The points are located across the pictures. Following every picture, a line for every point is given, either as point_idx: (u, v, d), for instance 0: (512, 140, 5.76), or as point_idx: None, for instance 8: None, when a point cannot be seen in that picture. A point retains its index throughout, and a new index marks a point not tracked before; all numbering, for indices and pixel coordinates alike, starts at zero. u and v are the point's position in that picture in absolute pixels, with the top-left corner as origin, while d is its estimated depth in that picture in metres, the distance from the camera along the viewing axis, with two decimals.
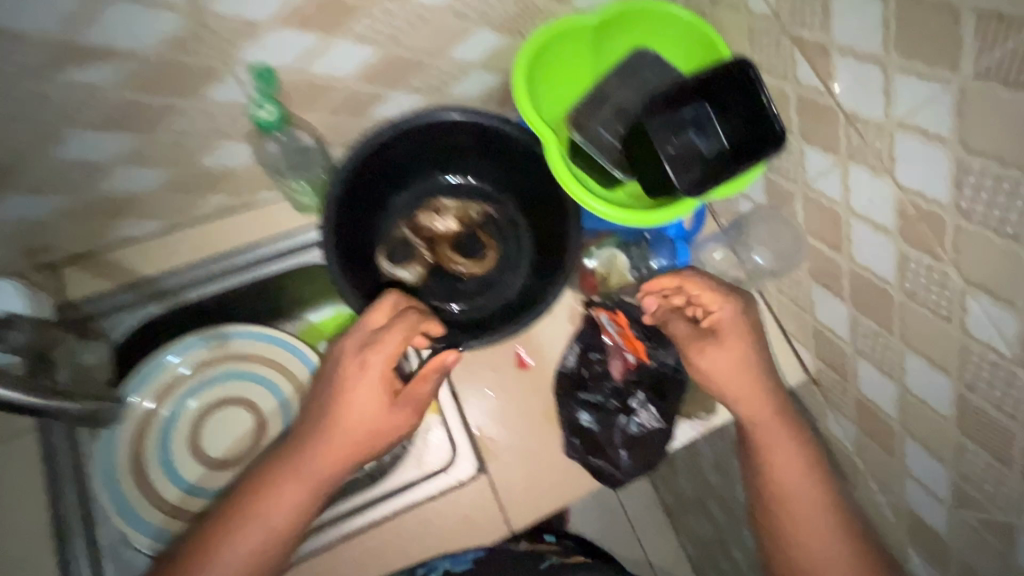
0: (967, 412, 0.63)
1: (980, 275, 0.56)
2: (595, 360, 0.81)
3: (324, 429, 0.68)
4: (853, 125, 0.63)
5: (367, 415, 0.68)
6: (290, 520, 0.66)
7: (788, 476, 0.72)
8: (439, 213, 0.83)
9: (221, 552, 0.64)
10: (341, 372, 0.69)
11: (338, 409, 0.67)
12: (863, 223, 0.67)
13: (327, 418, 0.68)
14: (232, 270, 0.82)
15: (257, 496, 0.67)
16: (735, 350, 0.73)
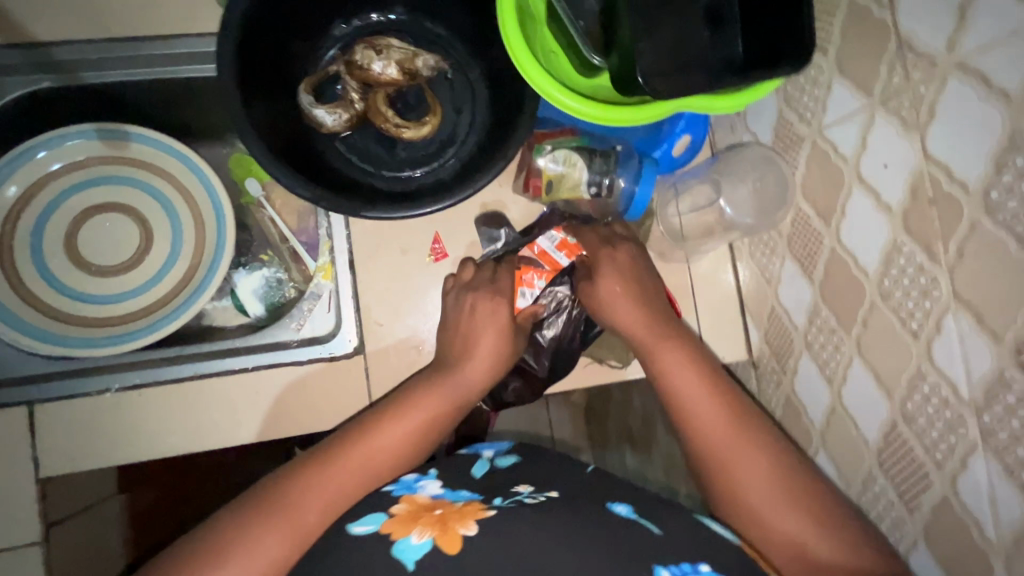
0: (892, 443, 0.53)
1: (973, 291, 0.43)
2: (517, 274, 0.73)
3: (426, 393, 0.65)
4: (900, 57, 0.46)
5: (487, 363, 0.67)
6: (370, 471, 0.60)
7: (743, 454, 0.59)
8: (381, 53, 0.67)
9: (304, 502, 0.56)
10: (452, 326, 0.68)
11: (455, 360, 0.67)
12: (864, 194, 0.52)
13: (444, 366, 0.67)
14: (108, 62, 0.69)
15: (330, 445, 0.61)
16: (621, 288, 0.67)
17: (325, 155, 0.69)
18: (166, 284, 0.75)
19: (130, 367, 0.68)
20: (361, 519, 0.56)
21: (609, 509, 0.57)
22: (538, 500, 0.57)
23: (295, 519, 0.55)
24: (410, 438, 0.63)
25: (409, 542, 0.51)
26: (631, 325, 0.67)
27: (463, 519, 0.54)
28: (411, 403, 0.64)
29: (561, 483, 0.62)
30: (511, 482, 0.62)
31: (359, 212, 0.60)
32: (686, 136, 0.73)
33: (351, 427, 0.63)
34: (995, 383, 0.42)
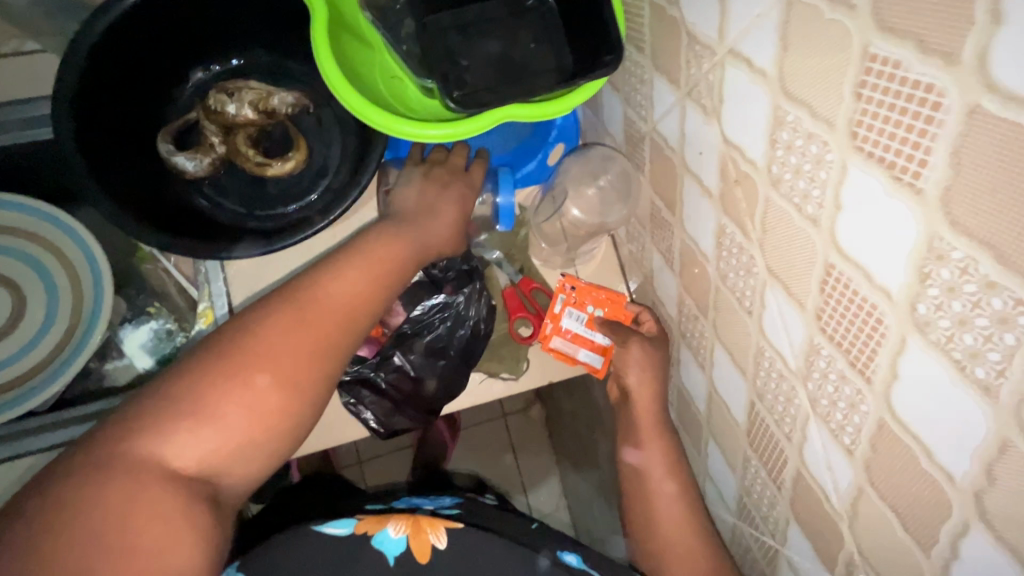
0: (754, 423, 0.54)
1: (779, 264, 0.44)
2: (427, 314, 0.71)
3: (355, 270, 0.57)
4: (692, 48, 0.48)
5: (389, 275, 0.59)
6: (312, 342, 0.51)
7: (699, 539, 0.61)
8: (233, 96, 0.68)
9: (221, 401, 0.46)
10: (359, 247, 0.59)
11: (355, 268, 0.57)
12: (692, 182, 0.54)
13: (348, 264, 0.57)
14: None
15: (243, 331, 0.50)
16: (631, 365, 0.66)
17: (192, 199, 0.70)
18: (40, 351, 0.72)
19: (2, 439, 0.67)
20: (330, 521, 0.56)
21: (560, 559, 0.56)
22: (489, 535, 0.58)
23: (221, 412, 0.46)
24: (372, 280, 0.57)
25: (386, 534, 0.55)
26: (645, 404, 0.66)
27: (436, 524, 0.56)
28: (364, 252, 0.59)
29: (503, 525, 0.61)
30: (452, 520, 0.62)
31: (214, 253, 0.62)
32: (558, 144, 0.75)
33: (264, 308, 0.52)
34: (808, 352, 0.43)
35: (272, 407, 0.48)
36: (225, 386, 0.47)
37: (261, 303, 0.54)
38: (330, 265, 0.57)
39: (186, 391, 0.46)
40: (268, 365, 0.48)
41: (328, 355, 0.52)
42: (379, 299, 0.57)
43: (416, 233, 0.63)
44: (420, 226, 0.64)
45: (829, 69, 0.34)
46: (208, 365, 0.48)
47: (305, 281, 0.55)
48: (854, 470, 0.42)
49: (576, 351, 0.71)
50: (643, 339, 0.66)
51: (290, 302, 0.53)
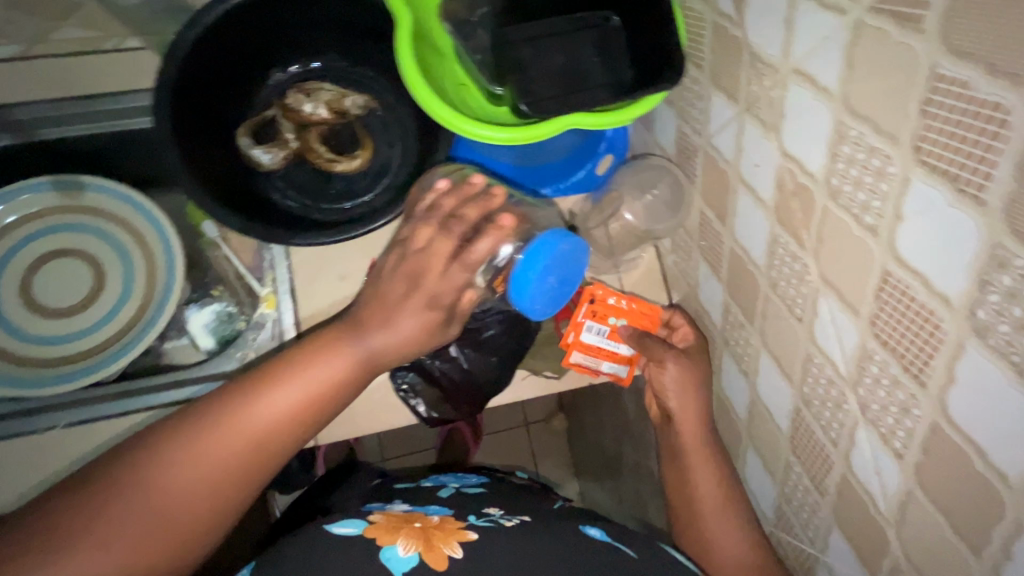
0: (799, 429, 0.55)
1: (835, 272, 0.46)
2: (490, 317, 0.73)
3: (280, 386, 0.54)
4: (754, 66, 0.51)
5: (329, 384, 0.55)
6: (217, 478, 0.50)
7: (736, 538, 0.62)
8: (310, 96, 0.74)
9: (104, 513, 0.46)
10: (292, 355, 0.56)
11: (279, 380, 0.54)
12: (746, 194, 0.56)
13: (272, 374, 0.54)
14: (65, 119, 0.75)
15: (162, 435, 0.51)
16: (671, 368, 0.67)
17: (266, 190, 0.75)
18: (117, 323, 0.78)
19: (76, 405, 0.70)
20: (341, 522, 0.59)
21: (583, 532, 0.61)
22: (512, 522, 0.62)
23: (105, 536, 0.45)
24: (302, 404, 0.54)
25: (395, 552, 0.53)
26: (687, 416, 0.67)
27: (447, 539, 0.56)
28: (296, 373, 0.54)
29: (526, 510, 0.67)
30: (478, 505, 0.67)
31: (290, 239, 0.66)
32: (608, 155, 0.78)
33: (183, 419, 0.52)
34: (861, 357, 0.45)
35: (165, 531, 0.48)
36: (134, 483, 0.48)
37: (185, 412, 0.53)
38: (253, 384, 0.54)
39: (83, 495, 0.47)
40: (178, 467, 0.49)
41: (230, 499, 0.51)
42: (288, 436, 0.54)
43: (343, 351, 0.56)
44: (350, 343, 0.57)
45: (897, 88, 0.37)
46: (110, 472, 0.48)
47: (231, 392, 0.53)
48: (903, 474, 0.43)
49: (599, 363, 0.72)
50: (678, 354, 0.68)
51: (205, 423, 0.51)
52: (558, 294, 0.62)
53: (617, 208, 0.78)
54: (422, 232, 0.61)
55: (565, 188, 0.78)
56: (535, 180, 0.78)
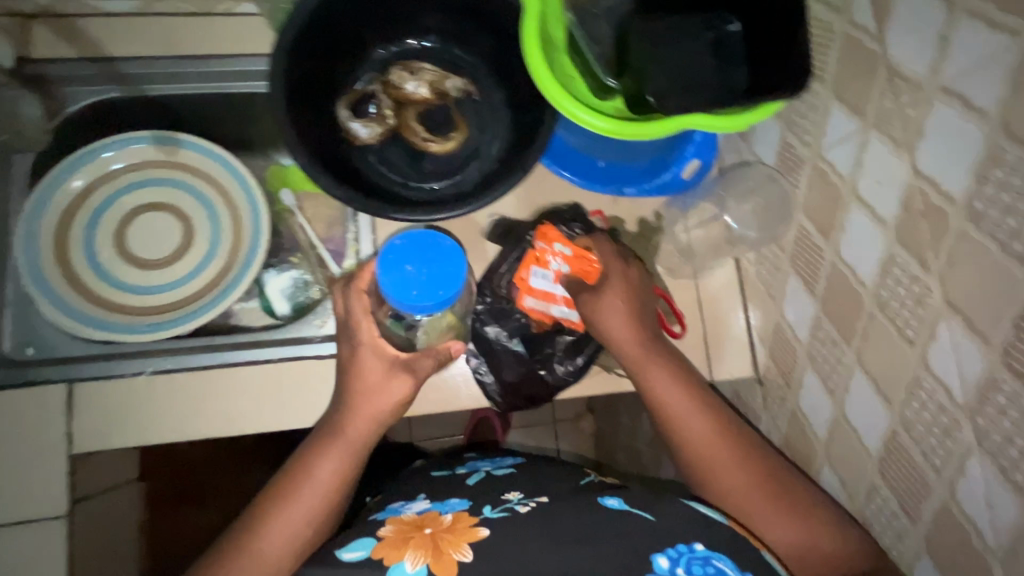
0: (892, 453, 0.54)
1: (964, 298, 0.45)
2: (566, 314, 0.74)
3: (330, 439, 0.64)
4: (891, 82, 0.50)
5: (375, 420, 0.65)
6: (305, 515, 0.61)
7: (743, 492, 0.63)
8: (413, 74, 0.76)
9: None
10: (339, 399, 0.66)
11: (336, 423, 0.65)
12: (860, 211, 0.56)
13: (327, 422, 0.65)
14: (173, 77, 0.78)
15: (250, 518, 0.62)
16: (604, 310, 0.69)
17: (359, 163, 0.76)
18: (202, 279, 0.80)
19: (162, 353, 0.72)
20: (349, 545, 0.58)
21: (601, 503, 0.60)
22: (528, 507, 0.61)
23: None
24: (320, 499, 0.62)
25: (404, 569, 0.53)
26: (666, 388, 0.67)
27: (457, 543, 0.56)
28: (309, 474, 0.63)
29: (549, 490, 0.65)
30: (501, 490, 0.66)
31: (388, 213, 0.66)
32: (696, 159, 0.77)
33: (258, 506, 0.63)
34: (985, 386, 0.44)
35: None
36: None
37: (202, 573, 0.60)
38: (270, 501, 0.62)
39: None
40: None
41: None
42: (317, 525, 0.62)
43: (345, 436, 0.64)
44: (346, 425, 0.64)
45: None
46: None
47: (250, 529, 0.61)
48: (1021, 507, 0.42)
49: (548, 307, 0.74)
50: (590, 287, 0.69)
51: (265, 519, 0.61)
52: (437, 276, 0.59)
53: (719, 211, 0.78)
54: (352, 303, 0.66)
55: (648, 188, 0.78)
56: (618, 178, 0.78)
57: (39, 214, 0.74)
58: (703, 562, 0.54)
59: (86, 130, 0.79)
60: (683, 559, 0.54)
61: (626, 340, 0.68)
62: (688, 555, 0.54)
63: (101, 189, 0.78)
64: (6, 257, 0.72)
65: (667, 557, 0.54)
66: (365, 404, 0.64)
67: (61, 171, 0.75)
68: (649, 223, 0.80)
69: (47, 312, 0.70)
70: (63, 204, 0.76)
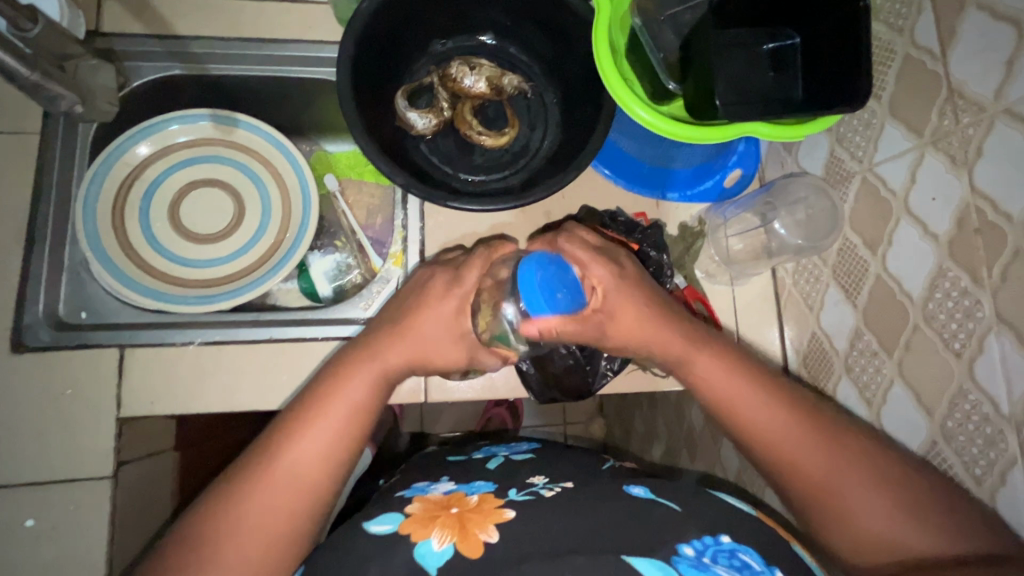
0: (930, 462, 0.56)
1: (1016, 312, 0.47)
2: None
3: (369, 354, 0.66)
4: (951, 102, 0.52)
5: (421, 344, 0.66)
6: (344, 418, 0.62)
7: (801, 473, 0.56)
8: (472, 69, 0.76)
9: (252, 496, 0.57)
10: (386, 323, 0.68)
11: (380, 340, 0.66)
12: (911, 225, 0.57)
13: (368, 340, 0.67)
14: (236, 58, 0.80)
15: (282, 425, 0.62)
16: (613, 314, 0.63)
17: (413, 153, 0.78)
18: (251, 257, 0.82)
19: (211, 325, 0.74)
20: (377, 519, 0.59)
21: (626, 491, 0.61)
22: (553, 492, 0.62)
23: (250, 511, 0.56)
24: (352, 410, 0.63)
25: (429, 547, 0.54)
26: (717, 374, 0.61)
27: (484, 524, 0.56)
28: (343, 386, 0.64)
29: (573, 475, 0.67)
30: (524, 474, 0.68)
31: (444, 201, 0.68)
32: (737, 169, 0.81)
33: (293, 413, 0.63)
34: None
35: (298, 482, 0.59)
36: (234, 534, 0.55)
37: (233, 474, 0.60)
38: (303, 410, 0.63)
39: (184, 549, 0.54)
40: (267, 509, 0.57)
41: (309, 518, 0.59)
42: (350, 437, 0.62)
43: (379, 362, 0.65)
44: (384, 352, 0.65)
45: None
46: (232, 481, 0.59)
47: (287, 431, 0.61)
48: None
49: None
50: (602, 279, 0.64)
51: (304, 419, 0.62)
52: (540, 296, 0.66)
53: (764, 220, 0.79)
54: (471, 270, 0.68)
55: (691, 195, 0.81)
56: (662, 183, 0.80)
57: (99, 183, 0.76)
58: (730, 554, 0.52)
59: (146, 105, 0.82)
60: (710, 550, 0.52)
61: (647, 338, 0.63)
62: (715, 547, 0.53)
63: (159, 162, 0.80)
64: (67, 221, 0.74)
65: (692, 547, 0.52)
66: (416, 329, 0.66)
67: (123, 143, 0.77)
68: (691, 228, 0.81)
69: (104, 278, 0.72)
70: (122, 174, 0.78)
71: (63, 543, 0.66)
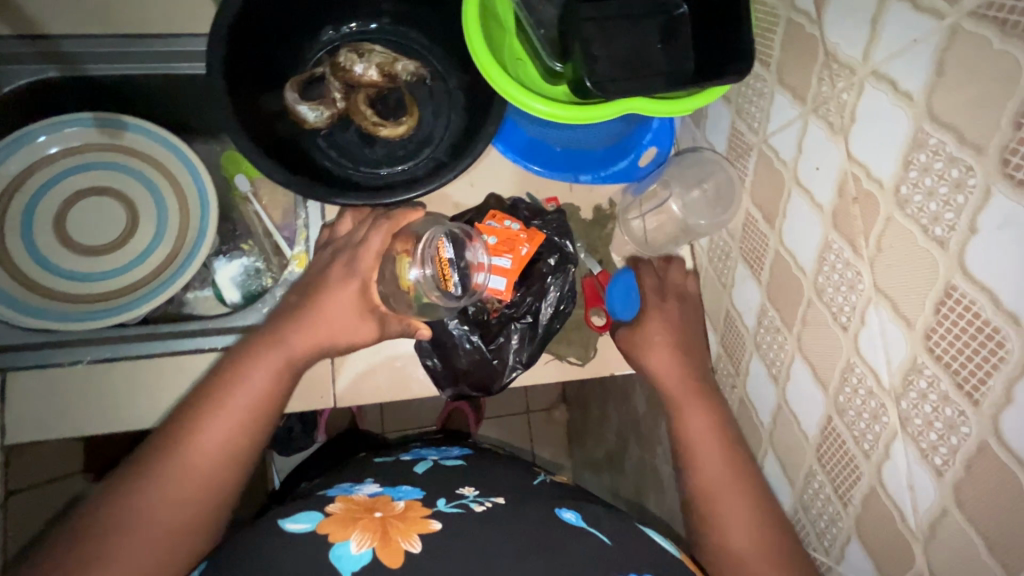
0: (828, 439, 0.55)
1: (891, 283, 0.45)
2: (522, 305, 0.74)
3: (275, 339, 0.62)
4: (828, 67, 0.50)
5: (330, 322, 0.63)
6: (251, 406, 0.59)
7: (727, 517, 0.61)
8: (363, 56, 0.73)
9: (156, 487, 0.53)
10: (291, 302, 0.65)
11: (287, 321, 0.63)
12: (801, 197, 0.55)
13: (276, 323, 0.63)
14: (114, 56, 0.75)
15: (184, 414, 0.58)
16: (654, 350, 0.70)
17: (308, 148, 0.74)
18: (149, 265, 0.78)
19: (104, 341, 0.70)
20: (295, 517, 0.56)
21: (557, 516, 0.60)
22: (483, 507, 0.60)
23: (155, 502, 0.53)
24: (253, 401, 0.59)
25: (347, 549, 0.51)
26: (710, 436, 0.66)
27: (407, 532, 0.54)
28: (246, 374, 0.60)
29: (503, 490, 0.65)
30: (453, 484, 0.66)
31: (331, 198, 0.64)
32: (653, 147, 0.77)
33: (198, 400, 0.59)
34: (910, 370, 0.44)
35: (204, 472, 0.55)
36: (124, 532, 0.50)
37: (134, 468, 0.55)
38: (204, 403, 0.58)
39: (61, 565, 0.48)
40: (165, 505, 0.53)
41: (211, 514, 0.55)
42: (256, 426, 0.59)
43: (287, 342, 0.62)
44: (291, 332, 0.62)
45: (990, 102, 0.36)
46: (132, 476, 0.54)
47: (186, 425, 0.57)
48: (939, 491, 0.43)
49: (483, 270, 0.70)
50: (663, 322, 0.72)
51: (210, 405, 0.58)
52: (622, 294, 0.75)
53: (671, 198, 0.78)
54: (371, 242, 0.66)
55: (604, 176, 0.77)
56: (573, 165, 0.78)
57: None
58: None
59: (24, 111, 0.77)
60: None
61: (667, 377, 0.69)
62: None
63: (39, 172, 0.76)
64: None
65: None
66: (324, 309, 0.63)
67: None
68: (604, 210, 0.80)
69: None
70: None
71: None
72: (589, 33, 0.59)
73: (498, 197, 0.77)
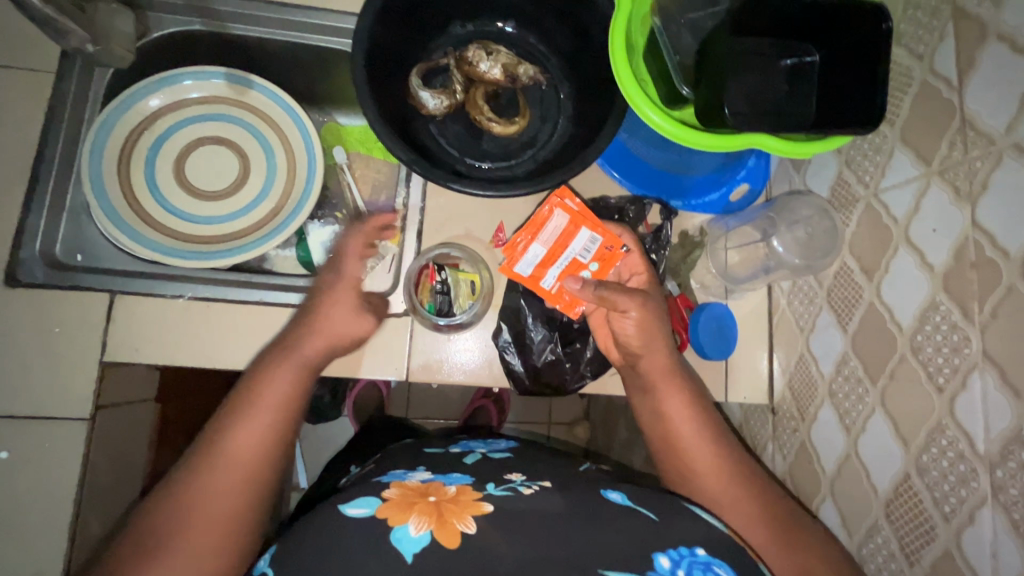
0: (901, 495, 0.55)
1: (1004, 353, 0.46)
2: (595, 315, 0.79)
3: (283, 355, 0.65)
4: (963, 133, 0.51)
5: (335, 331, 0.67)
6: (273, 414, 0.62)
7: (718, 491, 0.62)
8: (490, 55, 0.75)
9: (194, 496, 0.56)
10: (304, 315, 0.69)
11: (299, 335, 0.67)
12: (909, 256, 0.56)
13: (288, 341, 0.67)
14: (257, 18, 0.81)
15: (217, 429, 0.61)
16: (640, 313, 0.69)
17: (421, 132, 0.78)
18: (251, 218, 0.82)
19: (206, 279, 0.74)
20: (354, 502, 0.54)
21: (602, 496, 0.57)
22: (531, 490, 0.58)
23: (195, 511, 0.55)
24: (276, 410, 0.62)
25: (406, 531, 0.50)
26: (685, 422, 0.66)
27: (461, 514, 0.53)
28: (264, 384, 0.63)
29: (550, 477, 0.63)
30: (501, 471, 0.64)
31: (446, 181, 0.67)
32: (745, 184, 0.79)
33: (227, 415, 0.62)
34: (1013, 440, 0.45)
35: (240, 480, 0.58)
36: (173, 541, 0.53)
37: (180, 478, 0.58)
38: (231, 409, 0.62)
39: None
40: (200, 511, 0.55)
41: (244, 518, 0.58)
42: (282, 427, 0.62)
43: (290, 355, 0.65)
44: (292, 346, 0.66)
45: None
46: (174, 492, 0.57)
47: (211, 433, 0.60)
48: None
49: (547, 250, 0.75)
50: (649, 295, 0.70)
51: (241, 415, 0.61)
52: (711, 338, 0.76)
53: (764, 235, 0.78)
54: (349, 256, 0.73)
55: (695, 204, 0.79)
56: (667, 189, 0.79)
57: (104, 126, 0.75)
58: (704, 566, 0.50)
59: (164, 56, 0.82)
60: (685, 561, 0.50)
61: (650, 336, 0.69)
62: (690, 558, 0.50)
63: (170, 112, 0.81)
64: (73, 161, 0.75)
65: (669, 557, 0.49)
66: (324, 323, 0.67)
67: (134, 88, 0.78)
68: (692, 237, 0.82)
69: (100, 220, 0.73)
70: (130, 122, 0.78)
71: (36, 477, 0.66)
72: (730, 69, 0.60)
73: (603, 201, 0.80)
